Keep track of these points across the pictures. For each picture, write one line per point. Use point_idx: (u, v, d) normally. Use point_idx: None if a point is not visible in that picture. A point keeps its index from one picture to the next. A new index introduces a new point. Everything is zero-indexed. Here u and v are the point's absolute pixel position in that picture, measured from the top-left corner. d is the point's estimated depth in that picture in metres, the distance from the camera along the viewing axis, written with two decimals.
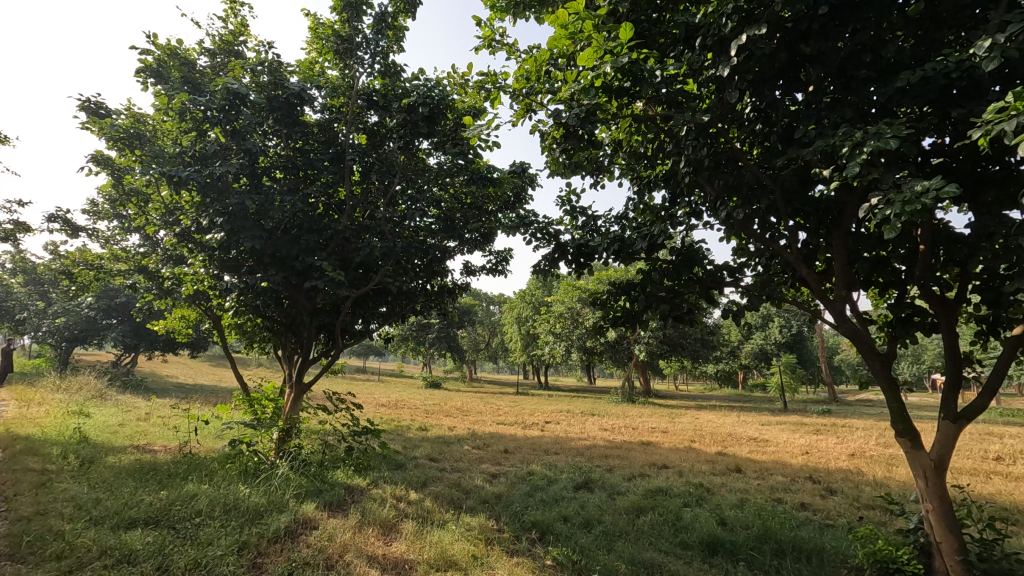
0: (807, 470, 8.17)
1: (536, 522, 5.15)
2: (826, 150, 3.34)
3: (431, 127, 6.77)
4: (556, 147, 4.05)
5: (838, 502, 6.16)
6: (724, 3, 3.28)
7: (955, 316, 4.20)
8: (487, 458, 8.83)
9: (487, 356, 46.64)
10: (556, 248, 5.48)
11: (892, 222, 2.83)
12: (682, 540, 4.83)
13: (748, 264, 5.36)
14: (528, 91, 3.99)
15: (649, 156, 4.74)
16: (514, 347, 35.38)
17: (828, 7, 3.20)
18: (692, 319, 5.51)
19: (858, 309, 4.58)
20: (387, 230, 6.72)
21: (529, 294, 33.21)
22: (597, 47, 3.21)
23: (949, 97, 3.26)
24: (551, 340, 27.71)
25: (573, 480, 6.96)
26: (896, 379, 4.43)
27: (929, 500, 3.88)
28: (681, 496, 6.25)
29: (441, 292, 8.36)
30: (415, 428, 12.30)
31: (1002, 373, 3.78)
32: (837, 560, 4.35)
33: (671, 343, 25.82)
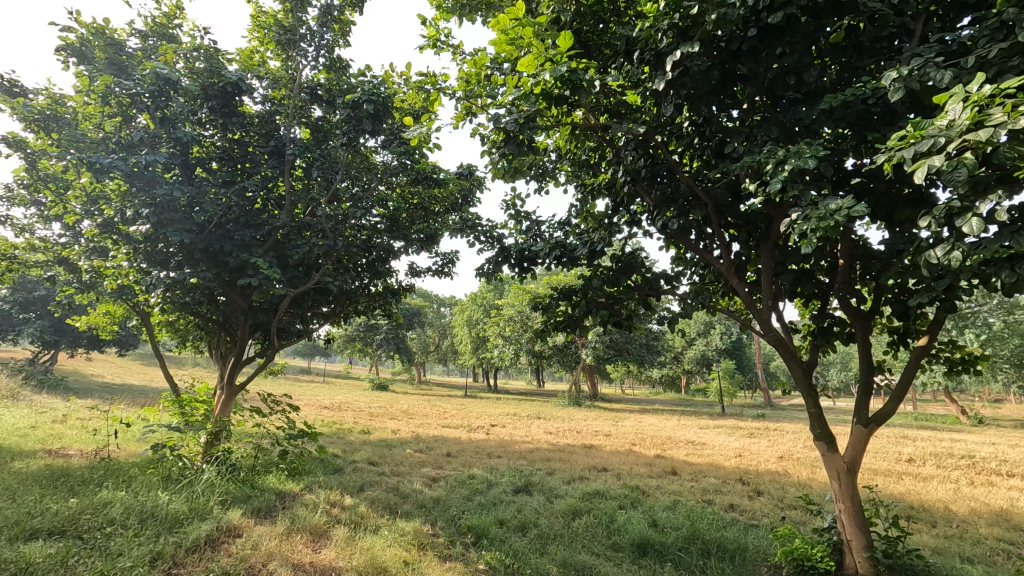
0: (738, 472, 8.52)
1: (472, 526, 5.13)
2: (754, 166, 3.49)
3: (376, 125, 6.66)
4: (496, 151, 4.03)
5: (764, 503, 6.44)
6: (660, 19, 3.37)
7: (870, 327, 4.47)
8: (429, 462, 8.73)
9: (436, 358, 46.23)
10: (499, 252, 5.53)
11: (809, 237, 2.99)
12: (615, 542, 4.93)
13: (684, 273, 5.55)
14: (469, 94, 3.97)
15: (592, 165, 4.84)
16: (463, 349, 35.30)
17: (757, 30, 3.34)
18: (630, 325, 5.64)
19: (784, 319, 4.81)
20: (329, 228, 6.58)
21: (479, 297, 33.17)
22: (538, 54, 3.24)
23: (868, 122, 3.47)
24: (499, 343, 27.75)
25: (513, 484, 6.99)
26: (815, 386, 4.67)
27: (842, 500, 4.09)
28: (616, 498, 6.39)
29: (385, 293, 8.24)
30: (357, 431, 12.05)
31: (909, 380, 4.05)
32: (759, 558, 4.53)
33: (618, 348, 26.37)
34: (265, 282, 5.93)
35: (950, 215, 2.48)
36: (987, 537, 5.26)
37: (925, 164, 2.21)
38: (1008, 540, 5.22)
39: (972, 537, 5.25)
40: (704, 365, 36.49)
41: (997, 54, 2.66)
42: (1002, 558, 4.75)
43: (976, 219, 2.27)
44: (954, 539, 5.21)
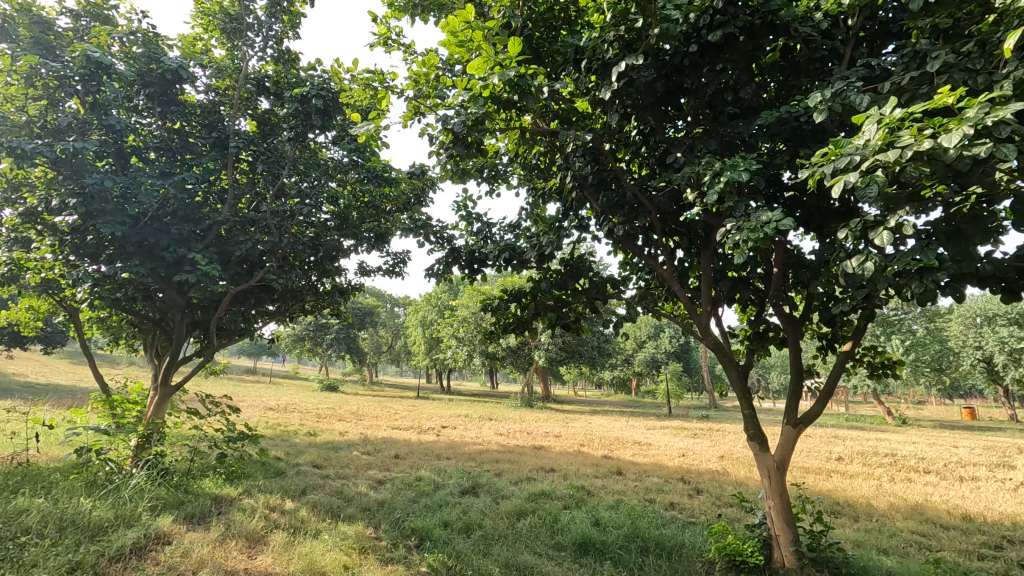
0: (680, 471, 8.80)
1: (416, 528, 5.09)
2: (694, 177, 3.63)
3: (325, 120, 6.53)
4: (444, 152, 4.00)
5: (703, 500, 6.69)
6: (607, 30, 3.45)
7: (801, 333, 4.71)
8: (375, 464, 8.60)
9: (389, 359, 45.54)
10: (449, 253, 5.53)
11: (742, 246, 3.14)
12: (557, 542, 4.99)
13: (631, 277, 5.70)
14: (418, 94, 3.94)
15: (542, 169, 4.90)
16: (417, 350, 34.91)
17: (698, 46, 3.46)
18: (578, 327, 5.78)
19: (723, 324, 5.01)
20: (273, 224, 6.40)
21: (434, 298, 32.89)
22: (487, 58, 3.27)
23: (800, 138, 3.66)
24: (453, 345, 27.61)
25: (460, 485, 6.98)
26: (750, 388, 4.88)
27: (771, 497, 4.29)
28: (562, 499, 6.47)
29: (333, 292, 8.09)
30: (302, 433, 11.74)
31: (835, 383, 4.29)
32: (694, 554, 4.69)
33: (570, 350, 26.69)
34: (204, 278, 5.71)
35: (866, 228, 2.66)
36: (902, 530, 5.63)
37: (841, 178, 2.37)
38: (920, 532, 5.61)
39: (889, 530, 5.61)
40: (653, 367, 37.42)
41: (910, 81, 2.88)
42: (914, 549, 5.10)
43: (886, 232, 2.44)
44: (872, 532, 5.54)
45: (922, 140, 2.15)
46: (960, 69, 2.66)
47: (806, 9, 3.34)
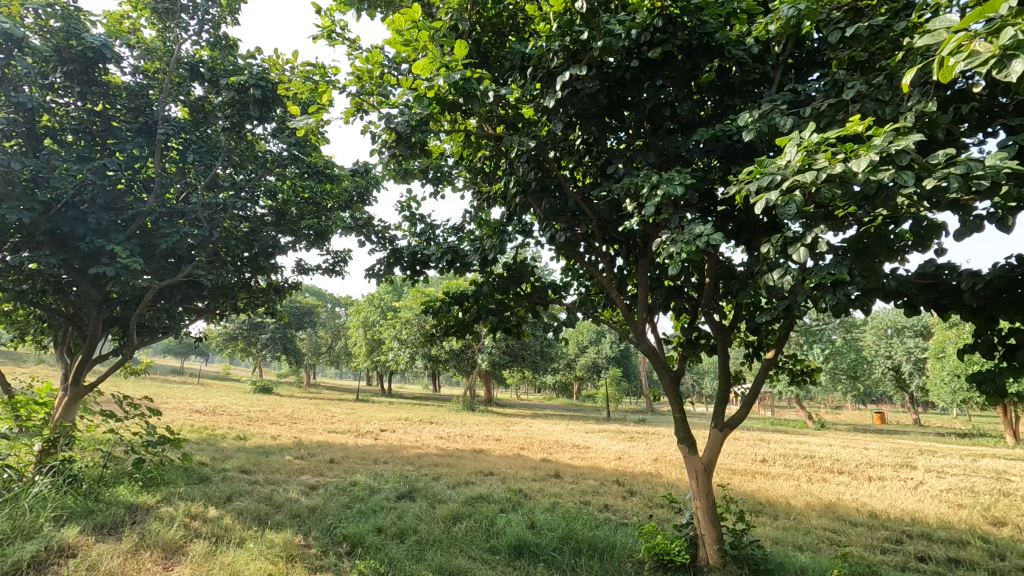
0: (616, 474, 9.02)
1: (348, 534, 4.98)
2: (632, 188, 3.75)
3: (263, 112, 6.29)
4: (386, 151, 3.94)
5: (635, 502, 6.89)
6: (553, 40, 3.50)
7: (729, 340, 4.95)
8: (308, 469, 8.32)
9: (328, 360, 44.20)
10: (391, 254, 5.45)
11: (675, 257, 3.27)
12: (492, 545, 5.00)
13: (572, 283, 5.81)
14: (361, 91, 3.86)
15: (487, 173, 4.91)
16: (357, 352, 34.08)
17: (638, 62, 3.58)
18: (519, 331, 5.83)
19: (658, 331, 5.19)
20: (204, 217, 6.10)
21: (377, 298, 32.24)
22: (433, 59, 3.25)
23: (731, 156, 3.85)
24: (395, 347, 27.14)
25: (397, 490, 6.86)
26: (681, 393, 5.07)
27: (698, 498, 4.47)
28: (499, 502, 6.49)
29: (268, 290, 7.79)
30: (231, 437, 11.21)
31: (758, 389, 4.52)
32: (624, 555, 4.81)
33: (514, 353, 26.83)
34: (124, 272, 5.36)
35: (786, 243, 2.84)
36: (816, 527, 6.00)
37: (764, 195, 2.51)
38: (832, 529, 6.00)
39: (804, 527, 5.96)
40: (594, 372, 38.16)
41: (829, 107, 3.09)
42: (825, 545, 5.44)
43: (804, 249, 2.62)
44: (790, 530, 5.88)
45: (835, 164, 2.31)
46: (871, 99, 2.88)
47: (740, 33, 3.52)
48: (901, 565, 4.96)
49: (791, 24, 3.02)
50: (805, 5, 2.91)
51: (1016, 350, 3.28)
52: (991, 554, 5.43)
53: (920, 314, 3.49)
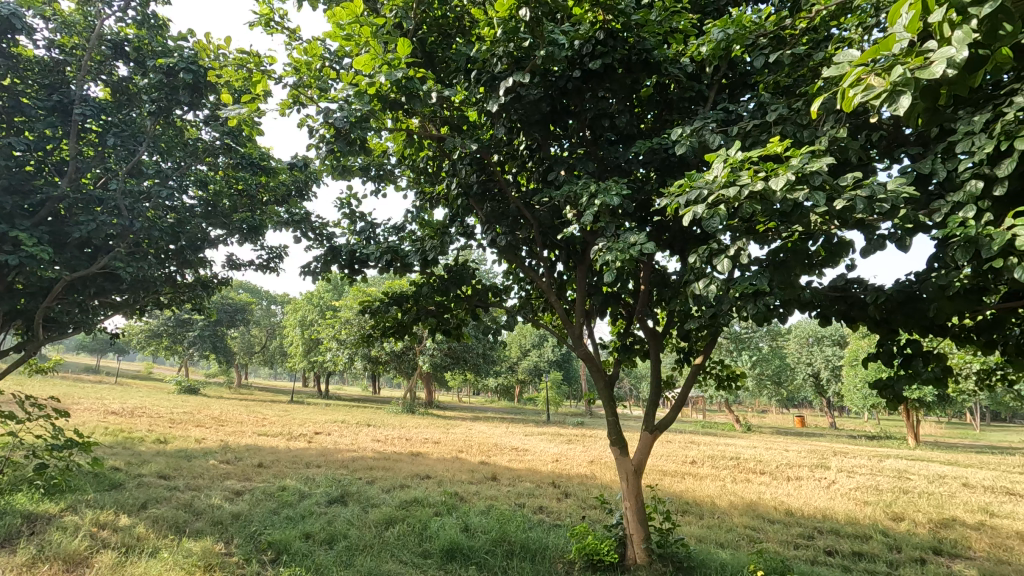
0: (552, 476, 9.15)
1: (273, 541, 4.80)
2: (571, 195, 3.82)
3: (194, 98, 6.00)
4: (323, 146, 3.83)
5: (569, 503, 7.01)
6: (497, 45, 3.53)
7: (661, 346, 5.12)
8: (234, 474, 7.94)
9: (261, 360, 42.39)
10: (328, 252, 5.30)
11: (610, 264, 3.36)
12: (424, 549, 4.95)
13: (512, 286, 5.86)
14: (299, 83, 3.75)
15: (430, 173, 4.88)
16: (293, 352, 32.88)
17: (579, 73, 3.66)
18: (458, 334, 5.81)
19: (594, 336, 5.31)
20: (125, 205, 5.73)
21: (316, 296, 31.27)
22: (375, 55, 3.21)
23: (667, 169, 4.01)
24: (333, 347, 26.36)
25: (328, 494, 6.66)
26: (615, 396, 5.20)
27: (627, 498, 4.60)
28: (433, 505, 6.43)
29: (196, 285, 7.40)
30: (150, 440, 10.55)
31: (686, 393, 4.70)
32: (556, 556, 4.88)
33: (456, 355, 26.70)
34: (29, 262, 4.94)
35: (712, 254, 3.00)
36: (737, 525, 6.32)
37: (691, 209, 2.63)
38: (751, 526, 6.33)
39: (727, 525, 6.26)
40: (536, 375, 38.50)
41: (755, 128, 3.28)
42: (745, 542, 5.74)
43: (727, 261, 2.78)
44: (713, 528, 6.16)
45: (756, 182, 2.45)
46: (792, 123, 3.08)
47: (676, 52, 3.67)
48: (811, 559, 5.30)
49: (721, 47, 3.18)
50: (735, 30, 3.08)
51: (912, 359, 3.59)
52: (889, 546, 5.91)
53: (832, 325, 3.75)
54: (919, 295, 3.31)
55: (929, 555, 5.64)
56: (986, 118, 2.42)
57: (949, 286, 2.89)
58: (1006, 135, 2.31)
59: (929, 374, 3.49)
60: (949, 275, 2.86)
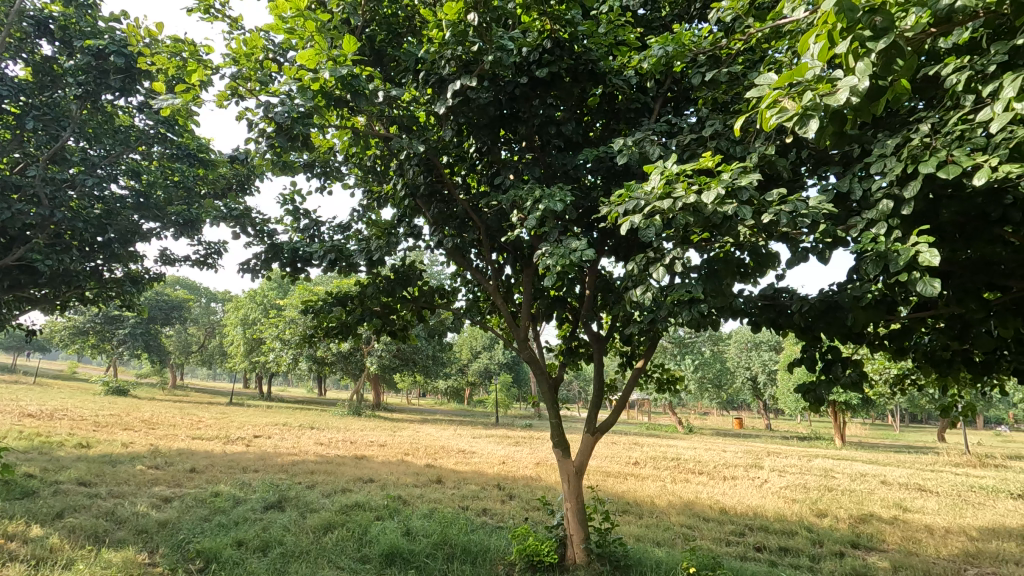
0: (497, 478, 9.17)
1: (201, 550, 4.60)
2: (517, 200, 3.86)
3: (126, 84, 5.73)
4: (263, 141, 3.72)
5: (513, 505, 7.05)
6: (446, 47, 3.53)
7: (604, 349, 5.23)
8: (163, 480, 7.55)
9: (199, 360, 40.47)
10: (269, 249, 5.14)
11: (552, 269, 3.42)
12: (363, 555, 4.87)
13: (460, 288, 5.86)
14: (237, 74, 3.63)
15: (376, 172, 4.82)
16: (233, 352, 31.54)
17: (527, 79, 3.72)
18: (404, 335, 5.76)
19: (540, 338, 5.37)
20: (45, 193, 5.37)
21: (259, 294, 30.14)
22: (319, 51, 3.15)
23: (611, 177, 4.12)
24: (276, 346, 25.46)
25: (264, 500, 6.43)
26: (558, 399, 5.26)
27: (568, 500, 4.66)
28: (375, 510, 6.33)
29: (125, 280, 7.01)
30: (70, 444, 9.89)
31: (627, 396, 4.82)
32: (497, 558, 4.89)
33: (405, 357, 26.33)
34: None
35: (649, 262, 3.11)
36: (674, 524, 6.52)
37: (629, 218, 2.73)
38: (688, 525, 6.56)
39: (664, 524, 6.46)
40: (486, 377, 38.41)
41: (692, 142, 3.42)
42: (680, 540, 5.93)
43: (662, 269, 2.92)
44: (651, 527, 6.35)
45: (689, 194, 2.56)
46: (725, 139, 3.23)
47: (621, 64, 3.78)
48: (741, 556, 5.55)
49: (662, 62, 3.31)
50: (674, 48, 3.23)
51: (832, 364, 3.83)
52: (813, 541, 6.26)
53: (763, 331, 3.94)
54: (839, 304, 3.53)
55: (848, 548, 6.01)
56: (896, 143, 2.63)
57: (863, 297, 3.10)
58: (913, 159, 2.51)
59: (847, 378, 3.73)
60: (864, 286, 3.08)
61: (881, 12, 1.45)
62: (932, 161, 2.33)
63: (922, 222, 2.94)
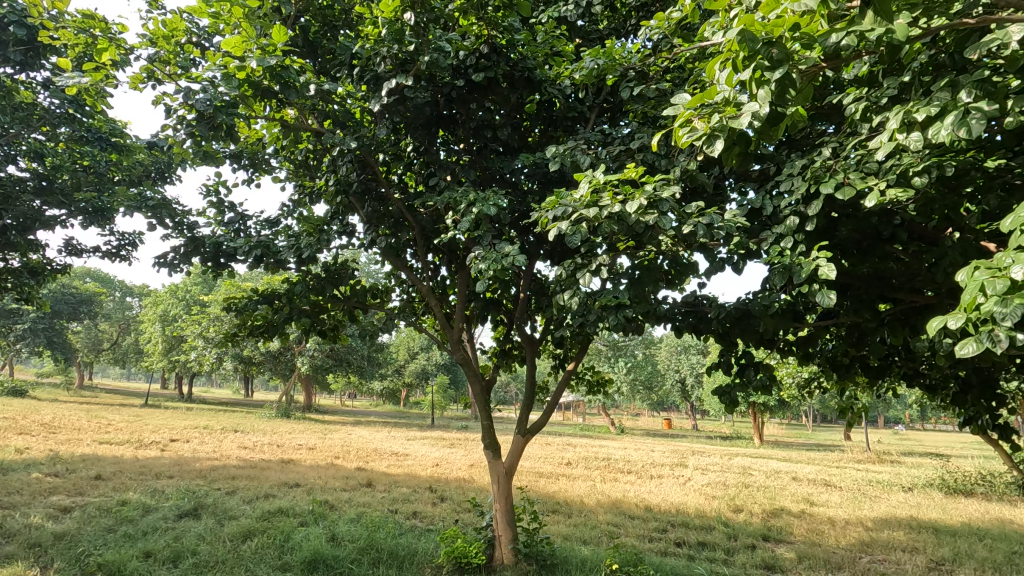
0: (429, 480, 9.09)
1: (103, 563, 4.28)
2: (452, 202, 3.86)
3: (28, 57, 5.29)
4: (182, 128, 3.53)
5: (444, 508, 7.01)
6: (381, 45, 3.49)
7: (537, 351, 5.30)
8: (63, 488, 6.97)
9: (111, 360, 37.61)
10: (188, 243, 4.87)
11: (484, 272, 3.43)
12: (284, 562, 4.70)
13: (393, 288, 5.77)
14: (155, 56, 3.43)
15: (307, 166, 4.68)
16: (150, 350, 29.52)
17: (465, 82, 3.73)
18: (334, 335, 5.61)
19: (473, 340, 5.37)
20: None
21: (182, 290, 28.41)
22: (245, 39, 3.05)
23: (545, 183, 4.21)
24: (199, 345, 24.08)
25: (177, 508, 6.07)
26: (490, 400, 5.28)
27: (498, 501, 4.70)
28: (299, 515, 6.12)
29: (23, 271, 6.44)
30: None
31: (558, 398, 4.91)
32: (424, 561, 4.85)
33: (338, 357, 25.58)
34: None
35: (577, 268, 3.20)
36: (601, 522, 6.71)
37: (557, 224, 2.80)
38: (614, 523, 6.76)
39: (592, 523, 6.63)
40: (423, 378, 37.96)
41: (621, 153, 3.57)
42: (606, 538, 6.10)
43: (588, 275, 3.01)
44: (579, 526, 6.49)
45: (614, 203, 2.67)
46: (651, 153, 3.38)
47: (557, 74, 3.86)
48: (662, 551, 5.78)
49: (593, 75, 3.46)
50: (605, 61, 3.39)
51: (745, 368, 4.07)
52: (728, 535, 6.61)
53: (684, 337, 4.13)
54: (752, 312, 3.77)
55: (759, 541, 6.40)
56: (801, 164, 2.84)
57: (772, 305, 3.31)
58: (816, 179, 2.73)
59: (758, 382, 3.98)
60: (773, 295, 3.31)
61: (778, 45, 1.57)
62: (831, 182, 2.54)
63: (824, 238, 3.19)
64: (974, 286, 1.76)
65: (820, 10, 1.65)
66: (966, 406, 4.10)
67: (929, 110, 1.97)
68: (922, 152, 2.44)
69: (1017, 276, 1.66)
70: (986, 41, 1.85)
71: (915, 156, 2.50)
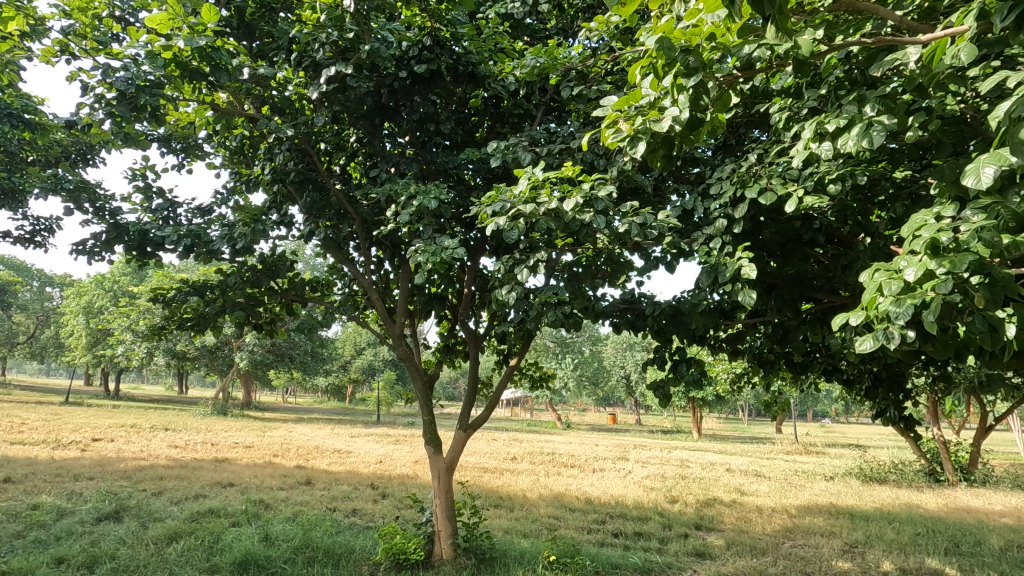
0: (371, 477, 8.95)
1: (7, 571, 3.99)
2: (393, 194, 3.80)
3: None
4: (101, 107, 3.32)
5: (385, 505, 6.92)
6: (320, 30, 3.39)
7: (481, 347, 5.31)
8: None
9: (27, 354, 34.95)
10: (111, 230, 4.59)
11: (423, 266, 3.40)
12: (212, 564, 4.52)
13: (333, 281, 5.62)
14: (70, 30, 3.22)
15: (243, 153, 4.49)
16: (72, 344, 27.59)
17: (407, 74, 3.67)
18: (271, 329, 5.42)
19: (416, 335, 5.31)
20: None
21: (109, 279, 26.69)
22: (171, 16, 2.91)
23: (490, 176, 4.28)
24: (127, 339, 22.71)
25: (96, 511, 5.72)
26: (433, 396, 5.24)
27: (438, 497, 4.67)
28: (230, 516, 5.89)
29: None
30: None
31: (500, 394, 4.93)
32: (361, 558, 4.78)
33: (280, 352, 24.73)
34: None
35: (515, 264, 3.22)
36: (542, 515, 6.81)
37: (495, 220, 2.81)
38: (554, 516, 6.87)
39: (533, 516, 6.72)
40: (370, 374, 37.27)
41: (562, 151, 3.61)
42: (546, 531, 6.20)
43: (525, 271, 3.05)
44: (520, 519, 6.56)
45: (550, 201, 2.72)
46: (591, 152, 3.45)
47: (501, 70, 3.86)
48: (600, 542, 5.93)
49: (535, 73, 3.55)
50: (546, 59, 3.50)
51: (678, 364, 4.22)
52: (663, 525, 6.86)
53: (622, 334, 4.24)
54: (684, 310, 3.91)
55: (691, 530, 6.67)
56: (729, 168, 2.97)
57: (702, 303, 3.44)
58: (742, 183, 2.87)
59: (689, 377, 4.13)
60: (702, 294, 3.45)
61: (694, 53, 1.66)
62: (755, 187, 2.68)
63: (749, 239, 3.35)
64: (874, 287, 1.88)
65: (735, 23, 1.75)
66: (877, 399, 4.40)
67: (838, 122, 2.11)
68: (835, 161, 2.61)
69: (910, 278, 1.78)
70: (888, 60, 1.99)
71: (830, 164, 2.66)
